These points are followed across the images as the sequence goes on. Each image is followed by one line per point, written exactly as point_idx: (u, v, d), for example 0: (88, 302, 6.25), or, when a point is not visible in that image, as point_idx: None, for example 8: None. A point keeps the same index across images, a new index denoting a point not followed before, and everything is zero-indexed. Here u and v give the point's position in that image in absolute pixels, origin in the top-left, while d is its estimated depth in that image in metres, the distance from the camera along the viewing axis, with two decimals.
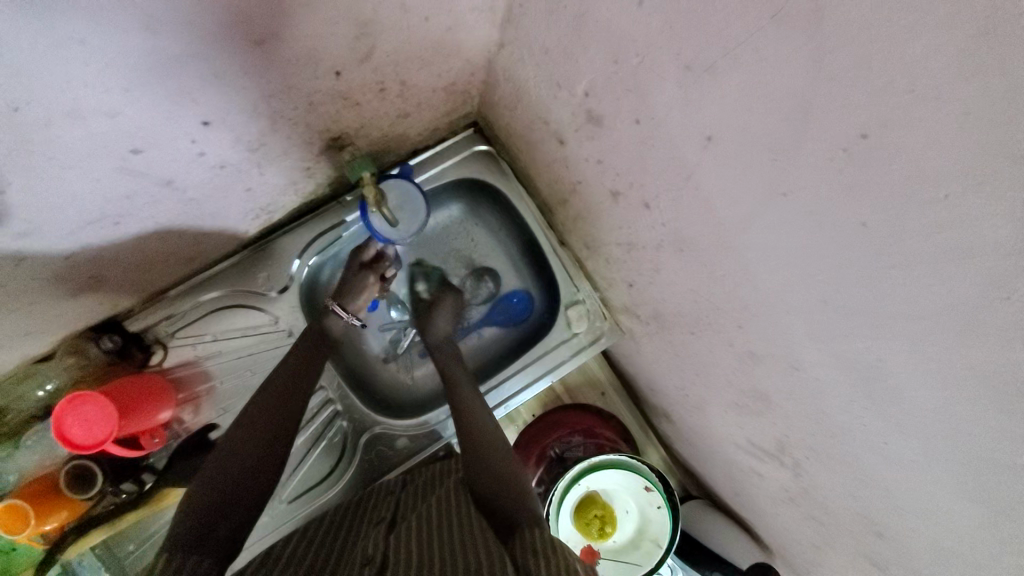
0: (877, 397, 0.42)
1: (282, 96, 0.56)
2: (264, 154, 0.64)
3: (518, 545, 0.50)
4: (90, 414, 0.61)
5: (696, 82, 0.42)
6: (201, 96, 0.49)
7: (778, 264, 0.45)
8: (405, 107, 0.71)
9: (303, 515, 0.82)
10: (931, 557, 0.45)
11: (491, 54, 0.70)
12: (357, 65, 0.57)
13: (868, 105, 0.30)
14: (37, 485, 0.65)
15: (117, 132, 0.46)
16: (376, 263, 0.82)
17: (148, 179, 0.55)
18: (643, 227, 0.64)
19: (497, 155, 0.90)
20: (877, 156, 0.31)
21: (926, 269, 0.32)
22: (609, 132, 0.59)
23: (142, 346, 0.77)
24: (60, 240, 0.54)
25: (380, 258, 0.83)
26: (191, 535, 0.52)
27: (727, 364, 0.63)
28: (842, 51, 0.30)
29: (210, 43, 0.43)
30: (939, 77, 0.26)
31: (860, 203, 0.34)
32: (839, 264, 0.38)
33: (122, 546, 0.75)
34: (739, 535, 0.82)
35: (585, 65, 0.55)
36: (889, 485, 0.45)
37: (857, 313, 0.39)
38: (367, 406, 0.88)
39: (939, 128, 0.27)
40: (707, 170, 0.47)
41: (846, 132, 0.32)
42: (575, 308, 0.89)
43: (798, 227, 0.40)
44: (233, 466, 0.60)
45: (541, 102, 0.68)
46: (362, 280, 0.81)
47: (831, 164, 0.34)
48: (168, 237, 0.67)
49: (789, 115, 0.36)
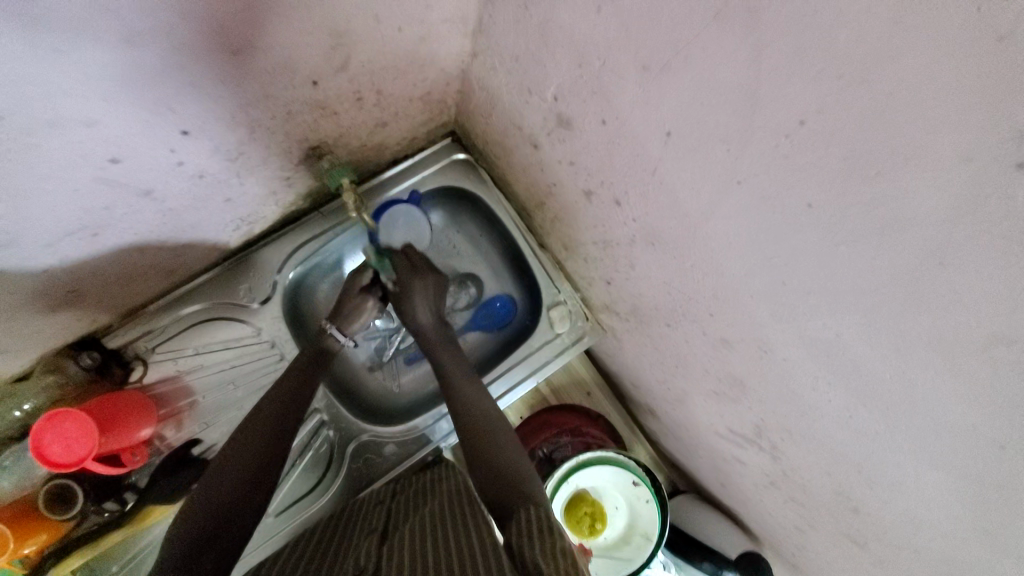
0: (837, 370, 0.44)
1: (259, 105, 0.57)
2: (244, 163, 0.65)
3: (514, 531, 0.52)
4: (68, 431, 0.60)
5: (653, 81, 0.45)
6: (180, 105, 0.50)
7: (740, 250, 0.47)
8: (381, 116, 0.73)
9: (291, 529, 0.81)
10: (902, 525, 0.47)
11: (465, 63, 0.73)
12: (335, 74, 0.59)
13: (806, 92, 0.33)
14: (15, 508, 0.63)
15: (96, 140, 0.47)
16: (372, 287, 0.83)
17: (126, 189, 0.55)
18: (616, 224, 0.66)
19: (475, 163, 0.93)
20: (817, 139, 0.34)
21: (870, 242, 0.34)
22: (579, 134, 0.61)
23: (122, 362, 0.76)
24: (36, 253, 0.54)
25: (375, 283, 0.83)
26: (182, 558, 0.51)
27: (703, 353, 0.65)
28: (779, 43, 0.33)
29: (188, 52, 0.45)
30: (861, 63, 0.29)
31: (806, 184, 0.37)
32: (793, 246, 0.41)
33: (105, 567, 0.73)
34: (726, 525, 0.84)
35: (553, 70, 0.58)
36: (859, 456, 0.47)
37: (811, 291, 0.42)
38: (354, 414, 0.88)
39: (867, 109, 0.30)
40: (670, 164, 0.49)
41: (787, 118, 0.35)
42: (557, 308, 0.91)
43: (753, 212, 0.43)
44: (224, 482, 0.60)
45: (515, 107, 0.70)
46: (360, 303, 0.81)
47: (776, 150, 0.37)
48: (148, 249, 0.67)
49: (737, 107, 0.38)
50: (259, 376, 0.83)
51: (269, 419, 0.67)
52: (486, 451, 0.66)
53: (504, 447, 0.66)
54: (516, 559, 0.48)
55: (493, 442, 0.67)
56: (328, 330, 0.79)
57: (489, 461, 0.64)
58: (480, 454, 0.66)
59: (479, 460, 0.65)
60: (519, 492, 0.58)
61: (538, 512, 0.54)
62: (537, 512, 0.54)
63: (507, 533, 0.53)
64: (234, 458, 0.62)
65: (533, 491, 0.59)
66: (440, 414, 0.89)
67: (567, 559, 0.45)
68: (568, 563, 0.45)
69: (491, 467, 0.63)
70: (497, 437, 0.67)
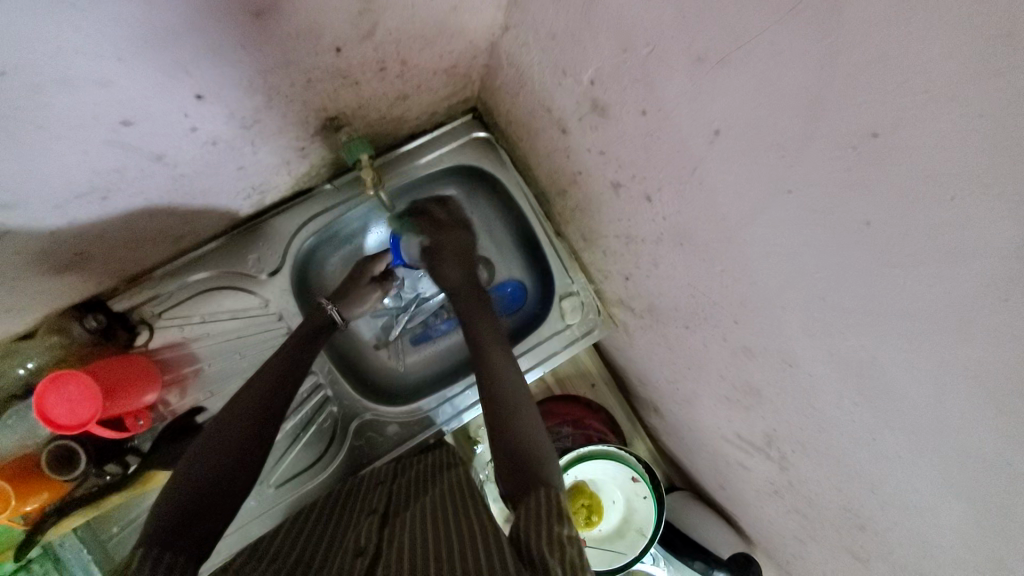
0: (868, 393, 0.42)
1: (277, 72, 0.54)
2: (260, 131, 0.62)
3: (522, 518, 0.51)
4: (72, 394, 0.59)
5: (706, 74, 0.42)
6: (197, 67, 0.47)
7: (778, 260, 0.45)
8: (404, 89, 0.70)
9: (290, 502, 0.81)
10: (912, 549, 0.46)
11: (495, 38, 0.69)
12: (359, 42, 0.56)
13: (881, 103, 0.30)
14: (15, 466, 0.62)
15: (108, 102, 0.45)
16: (383, 280, 0.84)
17: (138, 153, 0.53)
18: (643, 219, 0.64)
19: (495, 143, 0.90)
20: (887, 153, 0.31)
21: (929, 267, 0.32)
22: (614, 123, 0.58)
23: (127, 326, 0.75)
24: (46, 214, 0.52)
25: (388, 277, 0.85)
26: (170, 530, 0.51)
27: (720, 358, 0.63)
28: (860, 47, 0.30)
29: (210, 11, 0.42)
30: (954, 77, 0.26)
31: (866, 200, 0.34)
32: (838, 261, 0.39)
33: (105, 527, 0.74)
34: (722, 526, 0.84)
35: (593, 53, 0.54)
36: (875, 479, 0.46)
37: (852, 311, 0.40)
38: (357, 393, 0.87)
39: (955, 130, 0.27)
40: (712, 165, 0.47)
41: (857, 128, 0.32)
42: (569, 299, 0.89)
43: (800, 223, 0.40)
44: (223, 450, 0.59)
45: (545, 90, 0.67)
46: (364, 289, 0.82)
47: (838, 162, 0.35)
48: (157, 215, 0.65)
49: (799, 111, 0.36)
50: (263, 348, 0.82)
51: (265, 394, 0.65)
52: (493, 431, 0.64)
53: (522, 423, 0.64)
54: (522, 548, 0.47)
55: (515, 413, 0.65)
56: (324, 305, 0.77)
57: (506, 436, 0.63)
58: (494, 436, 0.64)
59: (496, 435, 0.64)
60: (534, 475, 0.57)
61: (551, 496, 0.53)
62: (556, 494, 0.53)
63: (513, 520, 0.52)
64: (236, 418, 0.62)
65: (545, 469, 0.58)
66: (443, 398, 0.88)
67: (575, 548, 0.45)
68: (574, 555, 0.45)
69: (508, 441, 0.62)
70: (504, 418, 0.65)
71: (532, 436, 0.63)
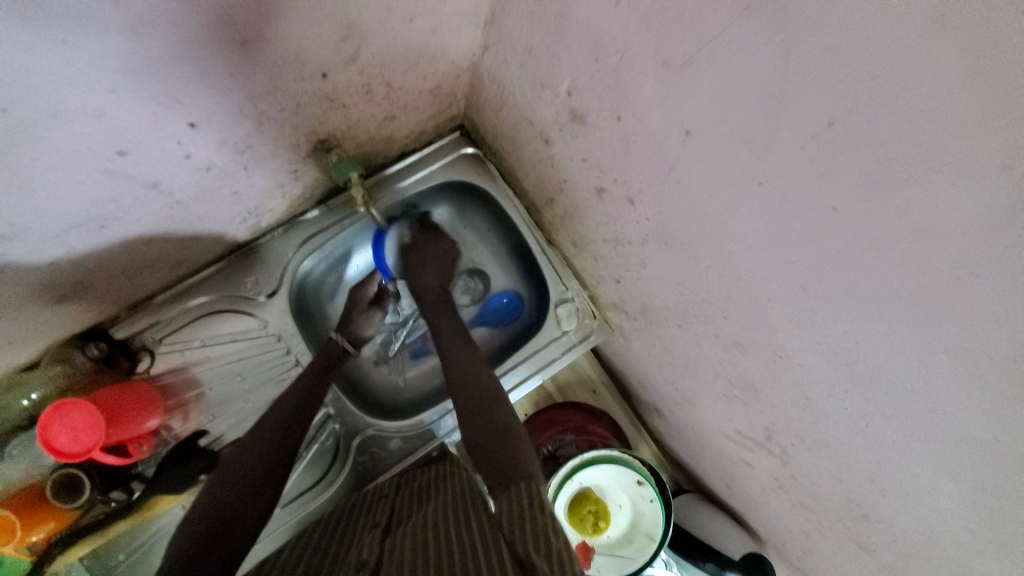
0: (857, 379, 0.43)
1: (265, 97, 0.56)
2: (252, 156, 0.64)
3: (505, 515, 0.51)
4: (76, 421, 0.60)
5: (674, 76, 0.43)
6: (188, 97, 0.49)
7: (760, 252, 0.46)
8: (390, 110, 0.72)
9: (293, 522, 0.81)
10: (915, 534, 0.46)
11: (476, 56, 0.71)
12: (344, 66, 0.58)
13: (835, 94, 0.32)
14: (23, 496, 0.63)
15: (102, 132, 0.46)
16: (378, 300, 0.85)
17: (133, 181, 0.55)
18: (628, 222, 0.65)
19: (484, 158, 0.92)
20: (848, 141, 0.33)
21: (899, 248, 0.33)
22: (593, 130, 0.60)
23: (128, 353, 0.76)
24: (44, 244, 0.53)
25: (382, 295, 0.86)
26: (185, 555, 0.51)
27: (713, 354, 0.64)
28: (809, 43, 0.32)
29: (198, 43, 0.44)
30: (898, 64, 0.28)
31: (831, 188, 0.35)
32: (815, 250, 0.40)
33: (111, 556, 0.74)
34: (732, 526, 0.83)
35: (568, 64, 0.56)
36: (871, 464, 0.46)
37: (833, 297, 0.40)
38: (358, 408, 0.88)
39: (905, 111, 0.29)
40: (687, 162, 0.48)
41: (815, 120, 0.34)
42: (565, 305, 0.89)
43: (775, 214, 0.41)
44: (233, 477, 0.60)
45: (527, 102, 0.69)
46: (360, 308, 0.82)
47: (803, 152, 0.36)
48: (153, 243, 0.66)
49: (763, 106, 0.37)
50: (265, 370, 0.83)
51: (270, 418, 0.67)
52: (470, 430, 0.65)
53: (500, 420, 0.65)
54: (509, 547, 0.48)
55: (489, 411, 0.66)
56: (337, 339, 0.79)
57: (482, 441, 0.63)
58: (476, 436, 0.64)
59: (474, 443, 0.64)
60: (517, 467, 0.57)
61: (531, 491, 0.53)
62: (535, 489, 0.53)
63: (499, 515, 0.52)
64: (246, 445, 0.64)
65: (528, 464, 0.58)
66: (444, 411, 0.88)
67: (561, 538, 0.45)
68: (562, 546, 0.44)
69: (484, 445, 0.62)
70: (481, 417, 0.65)
71: (507, 431, 0.63)
